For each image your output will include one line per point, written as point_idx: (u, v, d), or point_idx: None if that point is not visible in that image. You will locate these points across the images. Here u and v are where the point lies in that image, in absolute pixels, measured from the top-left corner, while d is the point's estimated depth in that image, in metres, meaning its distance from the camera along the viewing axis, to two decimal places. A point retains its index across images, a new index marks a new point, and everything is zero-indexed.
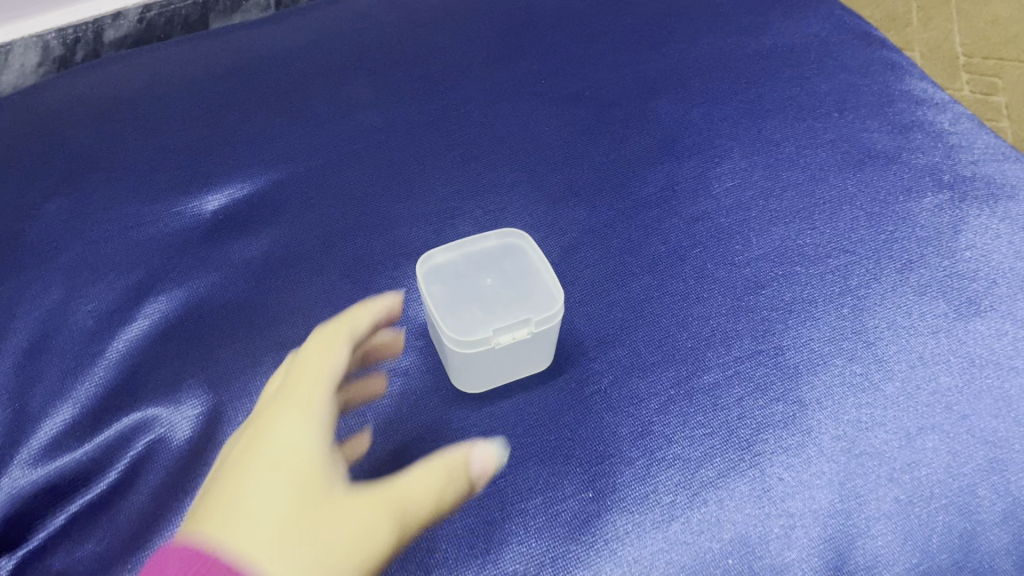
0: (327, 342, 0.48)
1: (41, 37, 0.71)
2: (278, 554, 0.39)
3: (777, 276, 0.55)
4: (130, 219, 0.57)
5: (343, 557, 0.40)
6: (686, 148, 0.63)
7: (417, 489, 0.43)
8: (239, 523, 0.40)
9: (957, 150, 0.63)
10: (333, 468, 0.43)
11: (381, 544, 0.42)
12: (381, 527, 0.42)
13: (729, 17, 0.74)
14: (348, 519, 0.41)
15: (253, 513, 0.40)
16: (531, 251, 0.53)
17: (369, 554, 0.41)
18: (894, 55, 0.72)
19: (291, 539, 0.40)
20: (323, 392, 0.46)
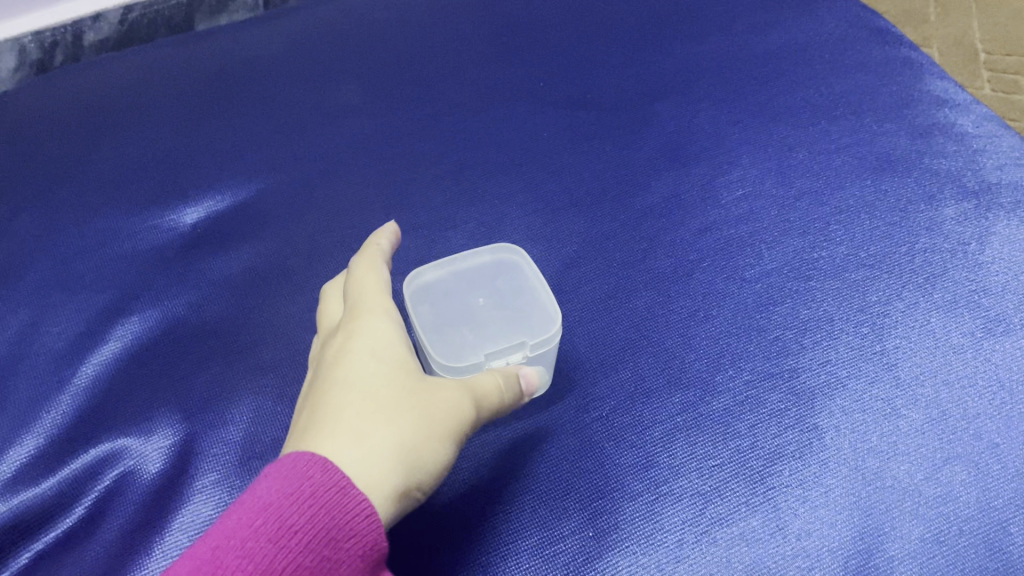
0: (370, 261, 0.46)
1: (17, 40, 0.68)
2: (364, 438, 0.38)
3: (790, 292, 0.51)
4: (104, 236, 0.54)
5: (427, 433, 0.39)
6: (693, 154, 0.59)
7: (482, 380, 0.42)
8: (325, 417, 0.39)
9: (982, 156, 0.59)
10: (402, 358, 0.42)
11: (461, 423, 0.40)
12: (459, 404, 0.40)
13: (738, 15, 0.70)
14: (424, 398, 0.40)
15: (335, 406, 0.39)
16: (527, 268, 0.50)
17: (452, 428, 0.40)
18: (914, 54, 0.68)
19: (374, 419, 0.38)
20: (376, 291, 0.45)
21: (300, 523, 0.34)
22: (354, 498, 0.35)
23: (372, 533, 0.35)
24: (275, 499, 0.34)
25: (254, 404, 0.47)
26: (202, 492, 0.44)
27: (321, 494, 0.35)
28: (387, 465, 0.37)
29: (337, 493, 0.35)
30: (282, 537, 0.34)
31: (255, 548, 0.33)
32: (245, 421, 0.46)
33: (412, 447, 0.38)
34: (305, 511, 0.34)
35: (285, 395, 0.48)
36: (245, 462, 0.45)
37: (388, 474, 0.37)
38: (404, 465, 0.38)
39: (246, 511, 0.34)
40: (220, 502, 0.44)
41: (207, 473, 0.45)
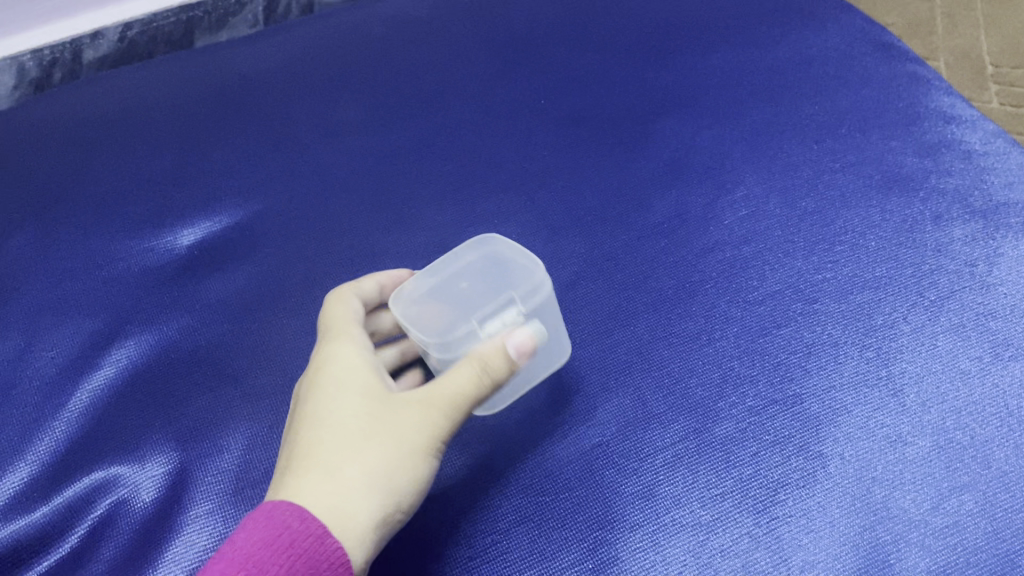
0: (340, 294, 0.47)
1: (16, 57, 0.68)
2: (328, 484, 0.39)
3: (795, 315, 0.50)
4: (99, 258, 0.54)
5: (396, 457, 0.40)
6: (696, 173, 0.59)
7: (451, 377, 0.41)
8: (297, 457, 0.40)
9: (989, 174, 0.58)
10: (373, 383, 0.43)
11: (430, 439, 0.41)
12: (426, 421, 0.41)
13: (741, 30, 0.69)
14: (388, 422, 0.41)
15: (304, 450, 0.40)
16: (505, 248, 0.49)
17: (423, 445, 0.40)
18: (920, 69, 0.67)
19: (340, 455, 0.40)
20: (348, 323, 0.45)
21: (279, 573, 0.36)
22: (331, 546, 0.37)
23: (347, 573, 0.37)
24: (256, 548, 0.37)
25: (249, 431, 0.46)
26: (195, 522, 0.43)
27: (300, 544, 0.37)
28: (357, 497, 0.39)
29: (313, 541, 0.37)
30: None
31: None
32: (239, 448, 0.46)
33: (380, 475, 0.39)
34: (285, 561, 0.36)
35: (281, 421, 0.47)
36: (240, 490, 0.44)
37: (358, 508, 0.39)
38: (374, 496, 0.39)
39: (228, 559, 0.36)
40: (214, 532, 0.43)
41: (201, 502, 0.44)
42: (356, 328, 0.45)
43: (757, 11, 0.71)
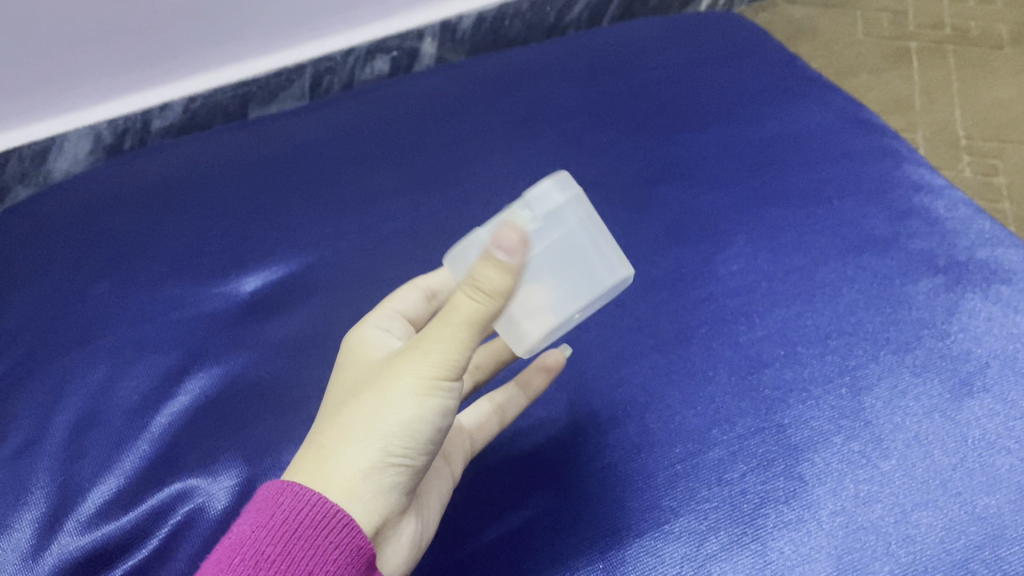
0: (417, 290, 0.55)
1: (94, 127, 0.79)
2: (323, 444, 0.42)
3: (779, 356, 0.58)
4: (172, 302, 0.62)
5: (376, 407, 0.42)
6: (694, 233, 0.67)
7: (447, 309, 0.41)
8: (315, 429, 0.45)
9: (953, 237, 0.66)
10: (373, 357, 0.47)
11: (410, 382, 0.42)
12: (408, 365, 0.42)
13: (735, 109, 0.78)
14: (378, 378, 0.43)
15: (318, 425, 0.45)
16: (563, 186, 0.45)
17: (407, 389, 0.42)
18: (895, 144, 0.76)
19: (337, 416, 0.43)
20: (378, 320, 0.52)
21: (275, 549, 0.39)
22: (326, 514, 0.40)
23: (352, 530, 0.40)
24: (253, 531, 0.40)
25: None
26: None
27: (291, 519, 0.40)
28: (344, 450, 0.42)
29: (305, 513, 0.40)
30: (262, 561, 0.39)
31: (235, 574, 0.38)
32: None
33: (361, 424, 0.42)
34: (278, 537, 0.39)
35: None
36: None
37: (342, 458, 0.41)
38: (357, 446, 0.41)
39: (229, 546, 0.40)
40: None
41: None
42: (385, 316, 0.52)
43: (750, 92, 0.80)
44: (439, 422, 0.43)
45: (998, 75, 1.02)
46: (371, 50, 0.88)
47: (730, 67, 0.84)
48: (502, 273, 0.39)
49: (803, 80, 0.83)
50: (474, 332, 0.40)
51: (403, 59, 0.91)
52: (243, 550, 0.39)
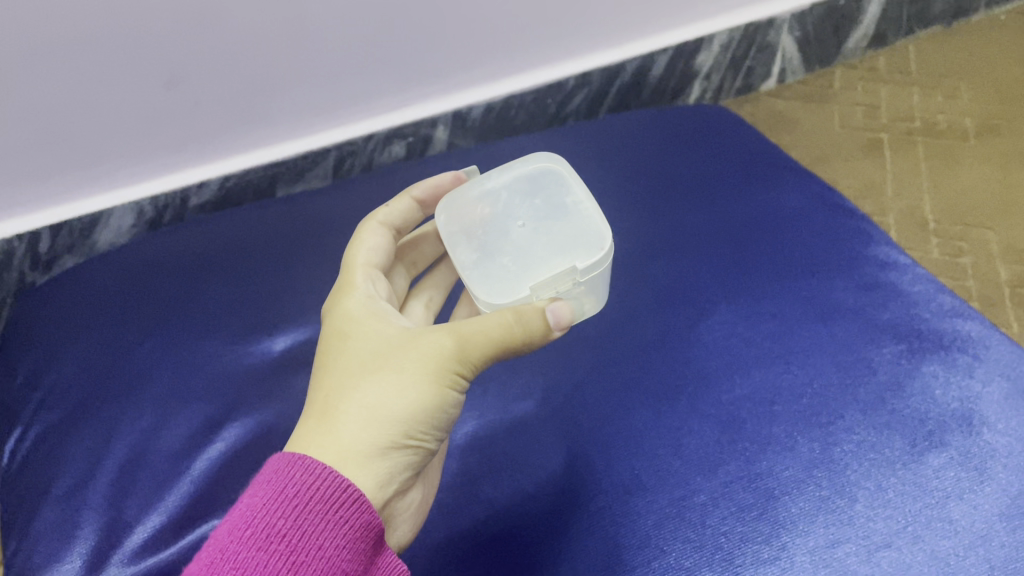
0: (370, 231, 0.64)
1: (138, 202, 0.88)
2: (342, 419, 0.50)
3: (756, 412, 0.64)
4: (211, 360, 0.70)
5: (400, 391, 0.51)
6: (680, 302, 0.74)
7: (485, 321, 0.51)
8: (320, 395, 0.52)
9: (915, 309, 0.73)
10: (375, 331, 0.55)
11: (436, 374, 0.51)
12: (432, 356, 0.51)
13: (718, 191, 0.86)
14: (398, 361, 0.52)
15: (328, 391, 0.52)
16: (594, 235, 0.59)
17: (429, 380, 0.51)
18: (866, 225, 0.83)
19: (354, 392, 0.51)
20: (364, 283, 0.60)
21: (287, 522, 0.45)
22: (335, 490, 0.46)
23: (360, 508, 0.47)
24: (264, 504, 0.45)
25: None
26: None
27: (301, 495, 0.46)
28: (364, 426, 0.50)
29: (316, 489, 0.46)
30: (275, 532, 0.45)
31: (249, 544, 0.44)
32: None
33: (384, 404, 0.50)
34: (289, 511, 0.45)
35: None
36: None
37: (361, 435, 0.50)
38: (378, 425, 0.50)
39: (242, 516, 0.45)
40: None
41: None
42: (366, 273, 0.61)
43: (732, 177, 0.89)
44: (447, 413, 0.53)
45: (964, 165, 1.10)
46: (389, 137, 0.97)
47: (715, 154, 0.92)
48: (542, 325, 0.51)
49: (782, 166, 0.91)
50: (501, 351, 0.52)
51: (419, 143, 1.00)
52: (257, 522, 0.45)
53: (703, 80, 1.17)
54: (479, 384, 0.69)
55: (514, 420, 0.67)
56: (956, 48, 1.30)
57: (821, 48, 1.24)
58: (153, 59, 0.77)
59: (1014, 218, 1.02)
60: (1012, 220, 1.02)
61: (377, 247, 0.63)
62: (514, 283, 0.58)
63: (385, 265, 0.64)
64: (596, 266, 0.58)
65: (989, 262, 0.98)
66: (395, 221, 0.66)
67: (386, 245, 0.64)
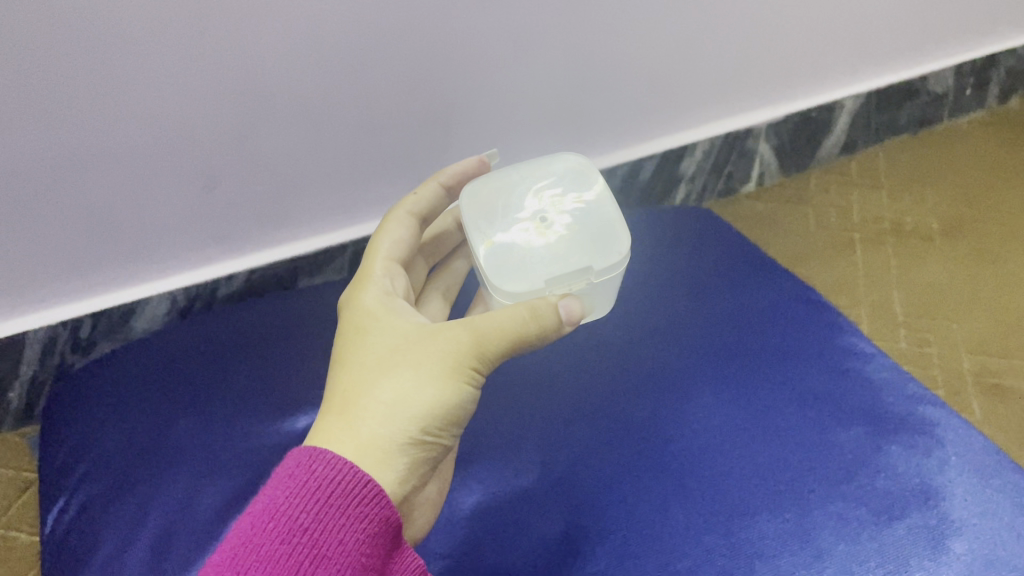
0: (391, 226, 0.70)
1: (171, 292, 0.96)
2: (362, 416, 0.56)
3: (736, 486, 0.71)
4: (241, 436, 0.77)
5: (419, 387, 0.56)
6: (667, 386, 0.81)
7: (500, 314, 0.58)
8: (340, 390, 0.58)
9: (880, 394, 0.80)
10: (393, 322, 0.61)
11: (452, 368, 0.57)
12: (448, 350, 0.57)
13: (701, 286, 0.95)
14: (414, 357, 0.57)
15: (349, 381, 0.58)
16: (613, 241, 0.67)
17: (446, 376, 0.57)
18: (837, 317, 0.91)
19: (373, 389, 0.56)
20: (382, 278, 0.66)
21: (309, 516, 0.51)
22: (353, 486, 0.52)
23: (379, 503, 0.53)
24: (289, 498, 0.51)
25: None
26: None
27: (321, 491, 0.51)
28: (382, 422, 0.55)
29: (335, 486, 0.52)
30: (297, 526, 0.51)
31: (274, 536, 0.50)
32: None
33: (401, 400, 0.56)
34: (310, 507, 0.51)
35: None
36: None
37: (379, 431, 0.55)
38: (396, 422, 0.55)
39: (268, 509, 0.51)
40: None
41: None
42: (386, 267, 0.67)
43: (714, 272, 0.97)
44: (463, 409, 0.58)
45: (930, 263, 1.19)
46: None
47: (698, 252, 1.01)
48: (557, 319, 0.59)
49: (759, 262, 0.99)
50: (514, 345, 0.58)
51: None
52: (281, 516, 0.51)
53: (688, 183, 1.27)
54: (484, 460, 0.76)
55: (516, 491, 0.73)
56: (922, 156, 1.40)
57: (796, 154, 1.35)
58: (194, 163, 0.87)
59: (976, 313, 1.11)
60: (974, 314, 1.11)
61: (402, 237, 0.70)
62: (530, 271, 0.65)
63: (406, 258, 0.70)
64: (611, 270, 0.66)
65: (954, 352, 1.06)
66: (420, 210, 0.73)
67: (409, 236, 0.71)
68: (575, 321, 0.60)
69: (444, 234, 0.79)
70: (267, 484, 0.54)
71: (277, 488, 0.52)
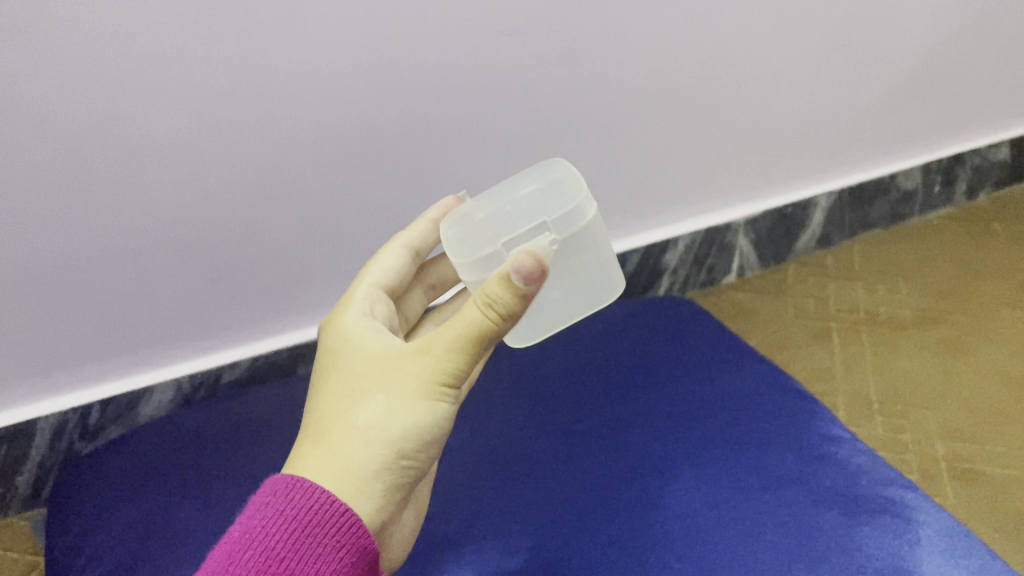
0: (383, 256, 0.72)
1: (177, 379, 1.00)
2: (337, 444, 0.55)
3: (716, 566, 0.74)
4: None
5: (390, 409, 0.55)
6: (650, 470, 0.85)
7: (460, 314, 0.53)
8: (316, 415, 0.57)
9: (855, 477, 0.84)
10: (368, 345, 0.60)
11: (420, 389, 0.54)
12: (417, 368, 0.55)
13: (684, 375, 0.99)
14: (387, 379, 0.56)
15: (326, 406, 0.57)
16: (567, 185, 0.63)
17: (415, 396, 0.54)
18: (815, 404, 0.95)
19: (347, 415, 0.55)
20: (362, 303, 0.67)
21: (285, 547, 0.52)
22: (330, 515, 0.52)
23: (357, 533, 0.53)
24: (267, 527, 0.52)
25: None
26: None
27: (299, 521, 0.52)
28: (356, 448, 0.54)
29: (312, 516, 0.52)
30: (274, 555, 0.51)
31: (250, 566, 0.51)
32: None
33: (373, 423, 0.54)
34: (287, 536, 0.52)
35: None
36: None
37: (354, 457, 0.54)
38: (369, 448, 0.54)
39: (244, 538, 0.52)
40: None
41: None
42: (368, 293, 0.68)
43: (694, 361, 1.02)
44: (440, 429, 0.56)
45: (904, 353, 1.24)
46: None
47: (681, 343, 1.06)
48: (509, 295, 0.50)
49: (738, 351, 1.04)
50: (480, 351, 0.53)
51: None
52: (258, 545, 0.51)
53: (671, 275, 1.33)
54: (477, 542, 0.80)
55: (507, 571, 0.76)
56: (895, 250, 1.47)
57: (775, 248, 1.41)
58: (204, 257, 0.94)
59: (949, 400, 1.15)
60: (947, 401, 1.15)
61: (391, 270, 0.71)
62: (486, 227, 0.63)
63: (394, 287, 0.72)
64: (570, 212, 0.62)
65: (929, 439, 1.10)
66: (415, 242, 0.73)
67: (399, 269, 0.72)
68: (537, 279, 0.50)
69: (442, 266, 0.78)
70: (244, 510, 0.54)
71: (253, 516, 0.53)
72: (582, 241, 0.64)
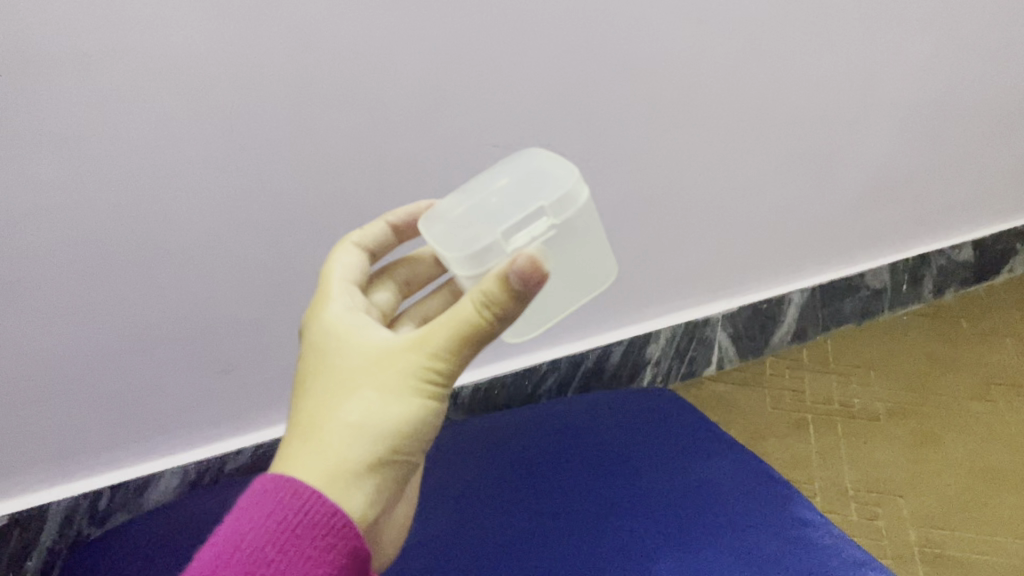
0: (346, 249, 0.72)
1: (184, 466, 1.05)
2: (326, 439, 0.55)
3: None
4: None
5: (383, 404, 0.56)
6: (635, 551, 0.90)
7: (456, 312, 0.55)
8: (303, 411, 0.57)
9: (826, 558, 0.89)
10: (350, 336, 0.60)
11: (413, 383, 0.56)
12: (409, 362, 0.56)
13: (666, 462, 1.05)
14: (376, 374, 0.56)
15: (312, 401, 0.57)
16: (560, 176, 0.66)
17: (407, 390, 0.56)
18: (789, 490, 1.00)
19: (337, 410, 0.56)
20: (336, 293, 0.66)
21: (274, 548, 0.52)
22: (319, 517, 0.53)
23: (347, 534, 0.53)
24: (255, 528, 0.52)
25: None
26: None
27: (288, 523, 0.52)
28: (348, 444, 0.55)
29: (301, 517, 0.52)
30: (262, 558, 0.51)
31: (238, 567, 0.51)
32: None
33: (365, 417, 0.55)
34: (276, 537, 0.52)
35: None
36: None
37: (347, 453, 0.55)
38: (361, 443, 0.55)
39: (233, 539, 0.52)
40: None
41: None
42: (341, 283, 0.68)
43: (675, 449, 1.08)
44: (431, 423, 0.58)
45: (877, 443, 1.30)
46: None
47: (663, 431, 1.12)
48: (508, 293, 0.53)
49: (716, 440, 1.10)
50: (473, 345, 0.55)
51: None
52: (247, 547, 0.51)
53: (654, 366, 1.39)
54: None
55: None
56: (867, 344, 1.54)
57: (752, 341, 1.48)
58: (215, 349, 1.00)
59: (920, 488, 1.21)
60: (918, 489, 1.21)
61: (356, 260, 0.71)
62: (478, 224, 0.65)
63: (363, 279, 0.71)
64: (564, 201, 0.64)
65: (902, 525, 1.15)
66: (371, 241, 0.74)
67: (363, 259, 0.72)
68: (536, 279, 0.53)
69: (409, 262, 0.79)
70: (233, 508, 0.54)
71: (245, 516, 0.53)
72: (576, 229, 0.67)
